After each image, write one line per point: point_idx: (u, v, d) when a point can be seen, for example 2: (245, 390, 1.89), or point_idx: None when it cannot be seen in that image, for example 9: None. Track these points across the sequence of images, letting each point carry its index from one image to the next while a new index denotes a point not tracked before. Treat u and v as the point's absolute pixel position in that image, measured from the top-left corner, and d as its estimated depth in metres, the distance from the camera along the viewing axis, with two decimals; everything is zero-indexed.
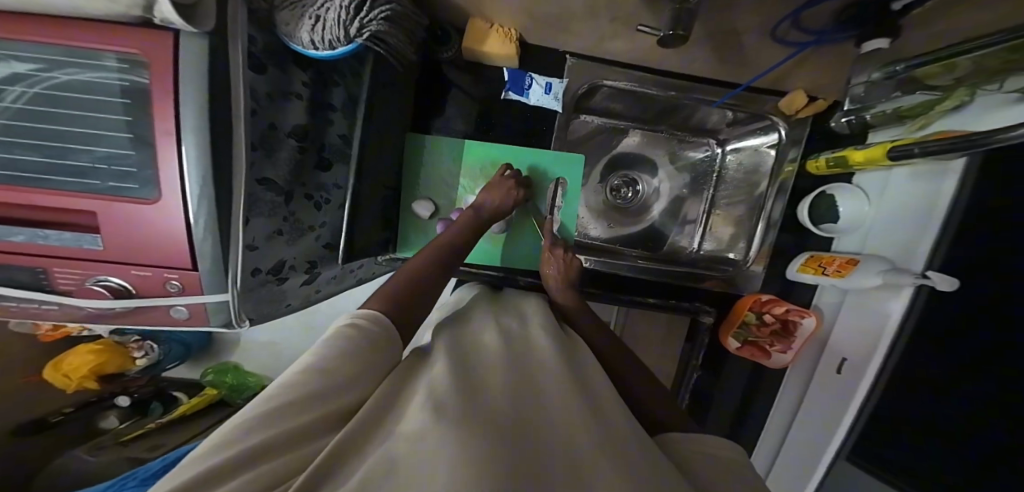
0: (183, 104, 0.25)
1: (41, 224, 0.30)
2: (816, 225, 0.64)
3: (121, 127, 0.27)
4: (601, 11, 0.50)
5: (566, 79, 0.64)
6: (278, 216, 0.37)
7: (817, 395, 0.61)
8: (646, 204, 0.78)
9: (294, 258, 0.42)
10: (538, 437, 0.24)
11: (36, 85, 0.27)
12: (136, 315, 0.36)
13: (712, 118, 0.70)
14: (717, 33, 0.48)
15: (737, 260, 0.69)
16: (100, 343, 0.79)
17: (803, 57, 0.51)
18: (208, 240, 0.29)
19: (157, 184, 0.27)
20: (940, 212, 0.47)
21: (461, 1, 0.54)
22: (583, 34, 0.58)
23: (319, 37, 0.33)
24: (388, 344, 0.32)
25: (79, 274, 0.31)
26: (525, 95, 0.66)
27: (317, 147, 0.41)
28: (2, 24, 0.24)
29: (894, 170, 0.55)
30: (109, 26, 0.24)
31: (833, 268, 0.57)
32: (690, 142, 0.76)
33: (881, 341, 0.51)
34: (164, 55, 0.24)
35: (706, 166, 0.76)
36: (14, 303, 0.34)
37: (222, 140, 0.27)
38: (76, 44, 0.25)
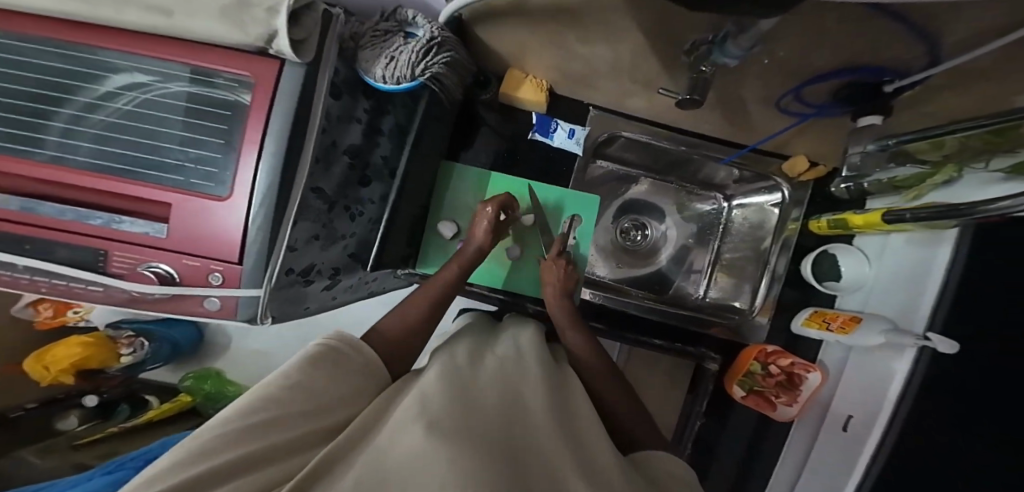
0: (274, 117, 0.30)
1: (114, 210, 0.33)
2: (819, 281, 0.67)
3: (214, 130, 0.31)
4: (625, 73, 0.57)
5: (589, 127, 0.72)
6: (319, 221, 0.40)
7: (822, 452, 0.60)
8: (655, 248, 0.82)
9: (323, 263, 0.44)
10: (529, 452, 0.27)
11: (150, 93, 0.32)
12: (168, 306, 0.36)
13: (719, 174, 0.75)
14: (726, 101, 0.54)
15: (742, 309, 0.71)
16: (92, 336, 0.78)
17: (804, 126, 0.57)
18: (259, 236, 0.32)
19: (230, 182, 0.31)
20: (934, 281, 0.50)
21: (504, 53, 0.61)
22: (606, 90, 0.65)
23: (390, 73, 0.39)
24: (370, 364, 0.34)
25: (131, 259, 0.33)
26: (549, 137, 0.73)
27: (363, 166, 0.45)
28: (145, 44, 0.30)
29: (892, 235, 0.59)
30: (229, 52, 0.30)
31: (837, 324, 0.59)
32: (698, 194, 0.81)
33: (886, 397, 0.52)
34: (269, 77, 0.30)
35: (712, 218, 0.80)
36: (59, 283, 0.36)
37: (294, 151, 0.31)
38: (198, 62, 0.30)
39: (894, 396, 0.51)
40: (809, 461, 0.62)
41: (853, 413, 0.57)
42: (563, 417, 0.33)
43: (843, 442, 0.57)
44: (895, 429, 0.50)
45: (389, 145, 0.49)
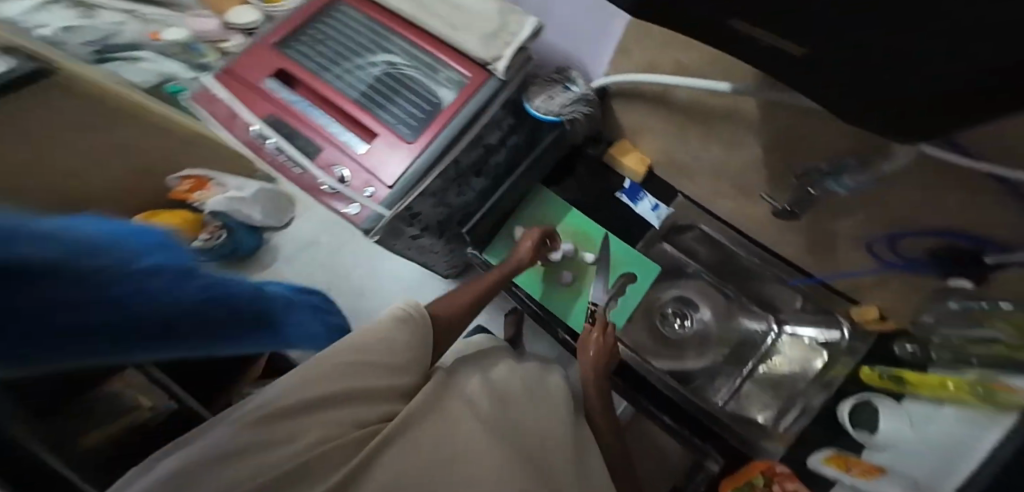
0: (473, 101, 0.60)
1: (344, 126, 0.63)
2: (856, 428, 0.60)
3: (421, 101, 0.62)
4: (730, 176, 0.64)
5: (673, 207, 0.79)
6: (444, 182, 0.62)
7: None
8: (691, 340, 0.81)
9: (425, 216, 0.64)
10: (544, 452, 0.41)
11: (390, 70, 0.64)
12: (320, 198, 0.60)
13: (782, 296, 0.77)
14: (814, 232, 0.61)
15: (762, 426, 0.70)
16: (191, 217, 0.92)
17: (884, 277, 0.59)
18: (415, 173, 0.58)
19: (415, 136, 0.59)
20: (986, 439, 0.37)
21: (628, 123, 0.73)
22: (700, 184, 0.72)
23: (551, 107, 0.66)
24: (420, 327, 0.45)
25: (333, 160, 0.60)
26: (635, 202, 0.81)
27: (478, 166, 0.66)
28: (417, 43, 0.64)
29: (945, 405, 0.48)
30: (464, 60, 0.62)
31: (859, 469, 0.52)
32: (751, 311, 0.81)
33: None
34: (480, 79, 0.61)
35: (760, 338, 0.79)
36: (280, 159, 0.61)
37: (456, 130, 0.59)
38: (442, 57, 0.63)
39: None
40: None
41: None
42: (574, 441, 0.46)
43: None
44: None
45: (503, 154, 0.68)
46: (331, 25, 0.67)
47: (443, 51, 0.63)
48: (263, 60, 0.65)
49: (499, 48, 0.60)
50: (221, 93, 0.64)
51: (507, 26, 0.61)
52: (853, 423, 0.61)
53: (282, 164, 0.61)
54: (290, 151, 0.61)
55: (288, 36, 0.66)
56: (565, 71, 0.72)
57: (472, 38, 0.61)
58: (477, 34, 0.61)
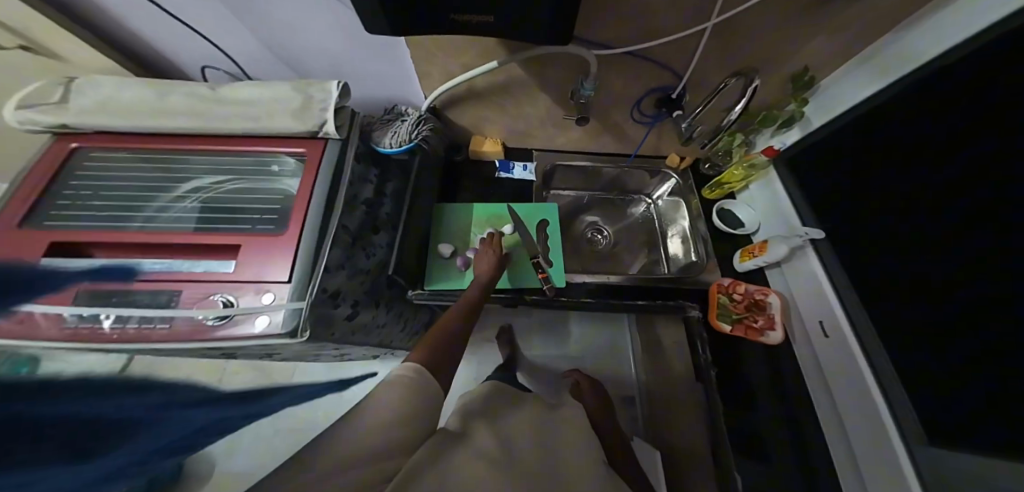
0: (320, 177, 0.69)
1: (199, 259, 0.67)
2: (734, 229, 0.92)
3: (277, 197, 0.71)
4: (545, 121, 0.84)
5: (633, 180, 1.02)
6: (343, 254, 0.74)
7: (842, 399, 0.69)
8: (615, 247, 1.03)
9: (344, 292, 0.75)
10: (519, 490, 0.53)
11: (260, 174, 0.73)
12: (222, 329, 0.65)
13: (637, 178, 1.02)
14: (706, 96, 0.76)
15: (699, 261, 0.89)
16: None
17: (664, 130, 0.87)
18: (304, 256, 0.66)
19: (284, 224, 0.68)
20: (788, 208, 0.83)
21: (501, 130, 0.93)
22: (539, 137, 0.92)
23: (392, 139, 0.78)
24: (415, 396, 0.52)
25: (204, 292, 0.65)
26: (510, 172, 0.97)
27: (372, 217, 0.82)
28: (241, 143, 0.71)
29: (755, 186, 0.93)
30: (257, 139, 0.71)
31: (758, 251, 0.82)
32: (630, 200, 1.07)
33: (827, 289, 0.74)
34: (314, 153, 0.70)
35: (648, 215, 1.05)
36: (136, 324, 0.64)
37: (329, 202, 0.70)
38: (240, 148, 0.72)
39: (833, 286, 0.73)
40: (829, 389, 0.71)
41: (821, 318, 0.74)
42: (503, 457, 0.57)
43: (831, 346, 0.72)
44: (862, 315, 0.68)
45: (390, 204, 0.88)
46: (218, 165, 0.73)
47: (310, 157, 0.70)
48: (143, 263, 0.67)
49: (317, 116, 0.68)
50: (138, 298, 0.64)
51: (327, 96, 0.69)
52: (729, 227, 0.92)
53: (207, 303, 0.64)
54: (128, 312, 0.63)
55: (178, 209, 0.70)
56: (392, 109, 0.85)
57: (294, 122, 0.69)
58: (304, 110, 0.69)
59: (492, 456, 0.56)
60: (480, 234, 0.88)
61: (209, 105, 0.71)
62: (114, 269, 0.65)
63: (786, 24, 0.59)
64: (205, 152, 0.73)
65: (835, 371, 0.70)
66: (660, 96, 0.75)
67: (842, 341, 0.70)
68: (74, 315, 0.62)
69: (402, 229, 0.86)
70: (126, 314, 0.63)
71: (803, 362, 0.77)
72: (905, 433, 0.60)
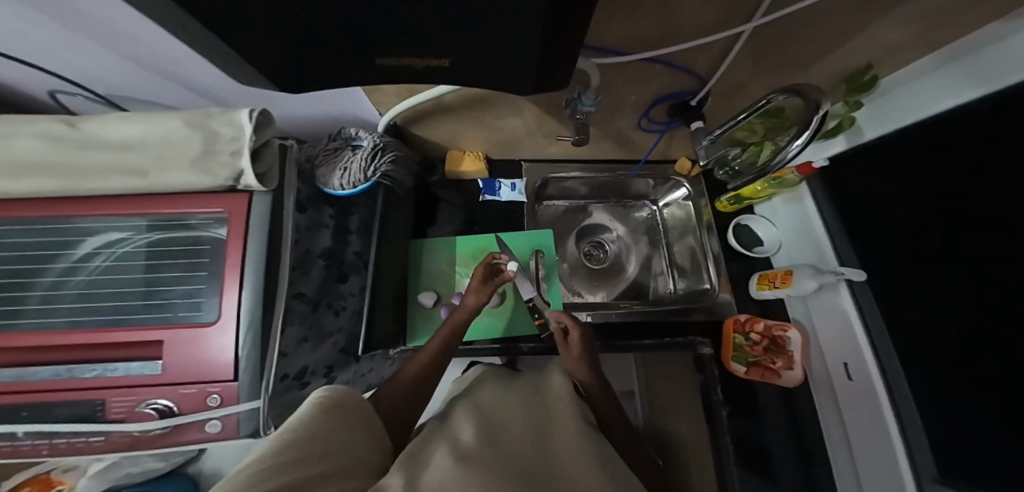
0: (251, 239, 0.51)
1: (113, 360, 0.52)
2: (752, 249, 0.87)
3: (200, 269, 0.53)
4: (535, 133, 0.75)
5: (635, 184, 0.97)
6: (305, 324, 0.61)
7: (860, 442, 0.67)
8: (619, 260, 1.00)
9: (313, 365, 0.64)
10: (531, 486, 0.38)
11: (175, 234, 0.54)
12: (173, 436, 0.54)
13: (641, 186, 0.98)
14: (730, 96, 0.62)
15: (709, 290, 0.88)
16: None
17: (674, 137, 0.78)
18: (250, 347, 0.51)
19: (217, 308, 0.51)
20: (820, 228, 0.76)
21: (485, 144, 0.83)
22: (526, 147, 0.83)
23: (343, 180, 0.66)
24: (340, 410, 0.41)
25: (134, 402, 0.51)
26: (497, 194, 0.90)
27: (338, 264, 0.68)
28: (140, 202, 0.53)
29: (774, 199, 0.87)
30: (162, 198, 0.53)
31: (779, 280, 0.77)
32: (633, 206, 1.03)
33: (857, 329, 0.68)
34: (238, 207, 0.51)
35: (651, 222, 1.01)
36: (67, 440, 0.52)
37: (271, 267, 0.53)
38: (133, 208, 0.52)
39: (861, 326, 0.67)
40: (845, 427, 0.70)
41: (848, 360, 0.69)
42: (490, 446, 0.44)
43: (854, 390, 0.68)
44: (892, 362, 0.63)
45: (358, 242, 0.72)
46: (117, 226, 0.53)
47: (230, 212, 0.51)
48: (36, 369, 0.50)
49: (229, 162, 0.48)
50: (51, 415, 0.50)
51: (238, 132, 0.47)
52: (747, 247, 0.88)
53: (141, 414, 0.51)
54: (44, 431, 0.50)
55: (76, 289, 0.53)
56: (338, 132, 0.69)
57: (197, 174, 0.48)
58: (207, 156, 0.47)
59: (465, 446, 0.42)
60: (464, 269, 0.84)
61: (61, 148, 0.48)
62: (5, 382, 0.49)
63: (846, 30, 0.45)
64: (86, 211, 0.52)
65: (857, 413, 0.67)
66: (677, 102, 0.61)
67: (868, 388, 0.65)
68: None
69: (374, 274, 0.71)
70: (45, 431, 0.50)
71: (823, 397, 0.75)
72: (920, 477, 0.57)
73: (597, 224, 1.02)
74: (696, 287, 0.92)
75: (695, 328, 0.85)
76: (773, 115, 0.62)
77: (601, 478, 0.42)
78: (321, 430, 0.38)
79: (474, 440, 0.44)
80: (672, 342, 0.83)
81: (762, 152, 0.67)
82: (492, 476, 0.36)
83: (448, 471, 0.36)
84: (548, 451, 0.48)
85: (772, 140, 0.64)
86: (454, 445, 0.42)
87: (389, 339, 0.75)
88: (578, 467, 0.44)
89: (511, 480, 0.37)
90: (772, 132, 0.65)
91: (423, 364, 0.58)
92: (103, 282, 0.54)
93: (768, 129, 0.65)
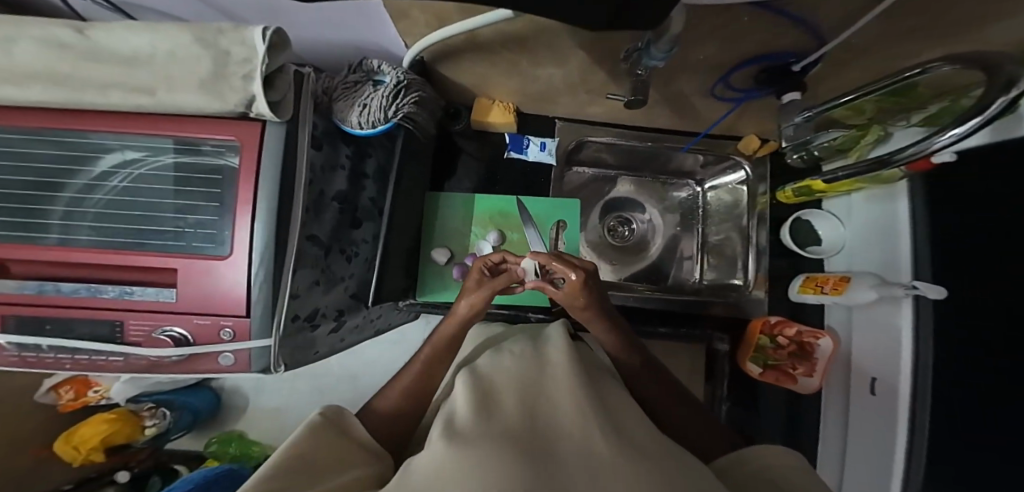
0: (263, 173, 0.47)
1: (127, 284, 0.51)
2: (805, 248, 0.81)
3: (212, 201, 0.51)
4: (579, 89, 0.67)
5: (679, 160, 0.89)
6: (317, 268, 0.59)
7: (859, 447, 0.69)
8: (645, 239, 0.94)
9: (325, 307, 0.63)
10: (551, 447, 0.34)
11: (188, 160, 0.51)
12: (193, 362, 0.56)
13: (688, 162, 0.89)
14: (823, 73, 0.52)
15: (740, 286, 0.83)
16: (116, 413, 0.98)
17: (744, 110, 0.68)
18: (263, 287, 0.49)
19: (230, 243, 0.48)
20: (903, 235, 0.64)
21: (522, 97, 0.75)
22: (567, 103, 0.75)
23: (363, 119, 0.58)
24: (329, 429, 0.42)
25: (149, 326, 0.51)
26: (524, 153, 0.84)
27: (352, 208, 0.66)
28: (139, 122, 0.47)
29: (854, 195, 0.75)
30: (165, 118, 0.48)
31: (831, 286, 0.70)
32: (674, 184, 0.95)
33: (900, 350, 0.63)
34: (251, 136, 0.47)
35: (691, 203, 0.94)
36: (89, 356, 0.55)
37: (285, 206, 0.49)
38: (134, 129, 0.48)
39: (906, 348, 0.62)
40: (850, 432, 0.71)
41: (877, 375, 0.67)
42: (498, 413, 0.40)
43: (873, 403, 0.67)
44: (923, 388, 0.60)
45: (374, 187, 0.71)
46: (128, 145, 0.50)
47: (243, 139, 0.47)
48: (56, 285, 0.51)
49: (242, 88, 0.41)
50: (75, 330, 0.52)
51: (250, 52, 0.40)
52: (801, 246, 0.81)
53: (154, 340, 0.52)
54: (68, 346, 0.52)
55: (92, 208, 0.52)
56: (358, 63, 0.63)
57: (206, 96, 0.42)
58: (218, 78, 0.41)
59: (460, 422, 0.39)
60: (484, 230, 0.80)
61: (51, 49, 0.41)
62: (27, 294, 0.50)
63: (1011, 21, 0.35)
64: (78, 126, 0.47)
65: (868, 423, 0.68)
66: (770, 65, 0.50)
67: (890, 404, 0.64)
68: (14, 343, 0.53)
69: (389, 224, 0.66)
70: (70, 346, 0.52)
71: (834, 401, 0.76)
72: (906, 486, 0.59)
73: (629, 198, 0.96)
74: (723, 281, 0.86)
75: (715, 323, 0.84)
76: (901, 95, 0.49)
77: (599, 424, 0.38)
78: (317, 451, 0.39)
79: (470, 412, 0.41)
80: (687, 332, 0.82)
81: (864, 139, 0.60)
82: (484, 444, 0.33)
83: (439, 455, 0.33)
84: (549, 405, 0.43)
85: (878, 124, 0.58)
86: (449, 422, 0.40)
87: (400, 291, 0.74)
88: (574, 416, 0.40)
89: (500, 441, 0.34)
90: (883, 115, 0.57)
91: (420, 352, 0.55)
92: (118, 203, 0.52)
93: (881, 110, 0.56)
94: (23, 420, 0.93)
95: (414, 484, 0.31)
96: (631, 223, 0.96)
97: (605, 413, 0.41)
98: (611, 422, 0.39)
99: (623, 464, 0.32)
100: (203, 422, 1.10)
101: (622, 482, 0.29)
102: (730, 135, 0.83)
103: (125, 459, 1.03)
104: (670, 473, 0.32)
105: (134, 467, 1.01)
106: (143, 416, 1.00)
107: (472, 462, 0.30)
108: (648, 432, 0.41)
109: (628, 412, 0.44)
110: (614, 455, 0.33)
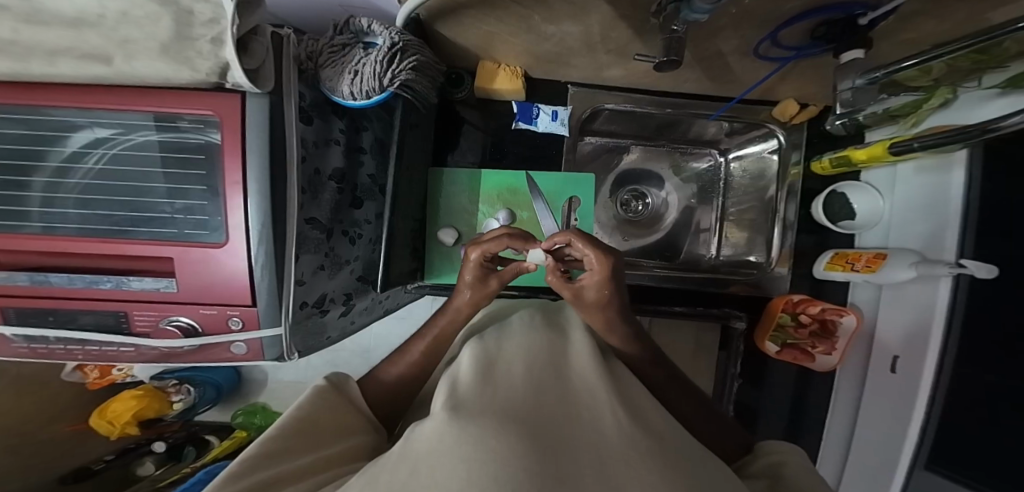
0: (250, 151, 0.43)
1: (125, 276, 0.48)
2: (835, 223, 0.76)
3: (198, 185, 0.47)
4: (600, 49, 0.60)
5: (703, 127, 0.83)
6: (320, 252, 0.56)
7: (871, 420, 0.69)
8: (658, 214, 0.91)
9: (332, 292, 0.61)
10: (559, 425, 0.32)
11: (166, 139, 0.47)
12: (207, 352, 0.54)
13: (710, 130, 0.84)
14: (887, 26, 0.45)
15: (760, 263, 0.80)
16: (142, 390, 1.00)
17: (787, 70, 0.61)
18: (265, 275, 0.46)
19: (225, 228, 0.45)
20: (954, 209, 0.59)
21: (532, 59, 0.68)
22: (586, 65, 0.68)
23: (356, 89, 0.53)
24: (337, 396, 0.40)
25: (156, 318, 0.50)
26: (534, 123, 0.78)
27: (352, 185, 0.62)
28: (107, 98, 0.42)
29: (900, 165, 0.68)
30: (134, 92, 0.43)
31: (862, 264, 0.68)
32: (694, 154, 0.90)
33: (932, 329, 0.60)
34: (232, 110, 0.42)
35: (712, 173, 0.90)
36: (100, 347, 0.53)
37: (279, 184, 0.45)
38: (98, 106, 0.43)
39: (938, 325, 0.59)
40: (863, 405, 0.71)
41: (899, 353, 0.65)
42: (493, 384, 0.38)
43: (893, 382, 0.65)
44: (949, 364, 0.58)
45: (371, 162, 0.66)
46: (96, 122, 0.45)
47: (222, 113, 0.42)
48: (47, 277, 0.48)
49: (212, 52, 0.36)
50: (80, 320, 0.50)
51: (216, 11, 0.33)
52: (831, 220, 0.77)
53: (163, 331, 0.51)
54: (75, 337, 0.51)
55: (76, 193, 0.48)
56: (344, 22, 0.56)
57: (170, 63, 0.37)
58: (180, 41, 0.35)
59: (461, 393, 0.36)
60: (492, 207, 0.76)
61: None
62: (20, 286, 0.47)
63: None
64: (32, 100, 0.42)
65: (883, 400, 0.67)
66: (832, 18, 0.45)
67: (909, 381, 0.63)
68: (20, 335, 0.51)
69: (391, 201, 0.62)
70: (79, 337, 0.51)
71: (850, 375, 0.75)
72: (916, 457, 0.60)
73: (645, 169, 0.90)
74: (742, 255, 0.84)
75: (732, 301, 0.82)
76: (981, 52, 0.43)
77: (613, 409, 0.35)
78: (323, 418, 0.37)
79: (472, 384, 0.38)
80: (709, 313, 0.78)
81: (928, 102, 0.55)
82: (486, 417, 0.29)
83: (438, 427, 0.30)
84: (558, 383, 0.40)
85: (947, 86, 0.52)
86: (451, 392, 0.37)
87: (409, 273, 0.72)
88: (585, 400, 0.37)
89: (506, 414, 0.30)
90: (955, 75, 0.51)
91: (426, 340, 0.52)
92: (98, 188, 0.48)
93: (951, 71, 0.50)
94: (52, 400, 0.96)
95: (410, 457, 0.28)
96: (644, 197, 0.92)
97: (618, 396, 0.38)
98: (624, 406, 0.36)
99: (636, 452, 0.28)
100: (228, 395, 1.13)
101: (638, 470, 0.26)
102: (763, 99, 0.76)
103: (159, 431, 1.06)
104: (689, 470, 0.29)
105: (169, 438, 1.05)
106: (169, 392, 1.03)
107: (473, 435, 0.27)
108: (661, 420, 0.38)
109: (641, 396, 0.41)
110: (625, 441, 0.30)
